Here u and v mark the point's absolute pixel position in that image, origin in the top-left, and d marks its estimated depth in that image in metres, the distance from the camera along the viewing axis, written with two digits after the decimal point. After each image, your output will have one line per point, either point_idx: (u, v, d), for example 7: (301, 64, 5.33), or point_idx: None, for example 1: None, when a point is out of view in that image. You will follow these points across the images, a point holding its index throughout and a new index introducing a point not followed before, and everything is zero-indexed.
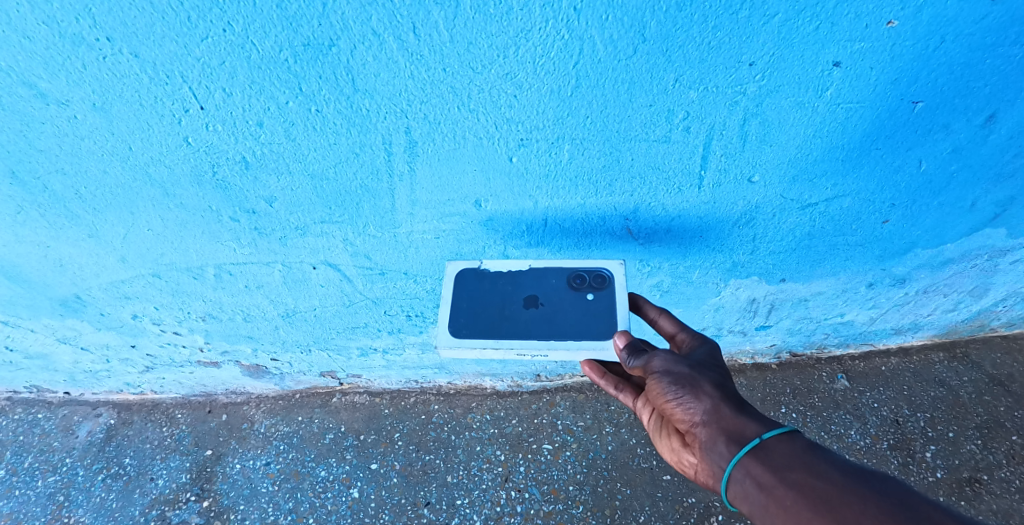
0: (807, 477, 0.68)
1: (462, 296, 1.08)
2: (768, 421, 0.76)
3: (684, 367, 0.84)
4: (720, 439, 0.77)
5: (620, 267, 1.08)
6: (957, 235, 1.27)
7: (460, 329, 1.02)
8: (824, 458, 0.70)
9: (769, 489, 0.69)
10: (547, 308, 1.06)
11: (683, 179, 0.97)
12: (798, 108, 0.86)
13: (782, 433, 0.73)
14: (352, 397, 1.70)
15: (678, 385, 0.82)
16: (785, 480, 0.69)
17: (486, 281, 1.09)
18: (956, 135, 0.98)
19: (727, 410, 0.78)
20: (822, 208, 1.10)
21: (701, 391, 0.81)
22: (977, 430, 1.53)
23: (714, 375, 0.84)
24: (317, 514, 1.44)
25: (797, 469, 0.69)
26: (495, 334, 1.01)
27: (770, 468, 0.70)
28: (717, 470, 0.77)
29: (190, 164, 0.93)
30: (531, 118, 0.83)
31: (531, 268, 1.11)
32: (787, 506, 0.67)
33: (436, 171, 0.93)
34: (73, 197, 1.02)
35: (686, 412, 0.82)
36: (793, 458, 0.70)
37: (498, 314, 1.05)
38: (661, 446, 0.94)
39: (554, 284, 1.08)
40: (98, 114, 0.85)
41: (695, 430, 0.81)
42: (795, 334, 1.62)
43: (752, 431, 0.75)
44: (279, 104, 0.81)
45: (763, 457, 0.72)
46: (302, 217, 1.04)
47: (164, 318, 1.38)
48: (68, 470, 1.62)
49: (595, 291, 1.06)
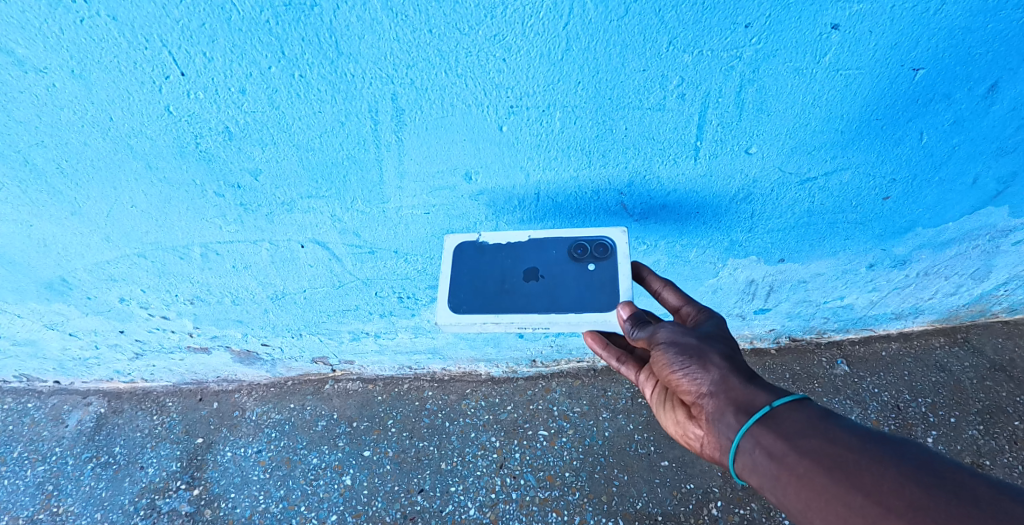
0: (821, 443, 0.65)
1: (462, 270, 1.08)
2: (778, 391, 0.74)
3: (691, 338, 0.82)
4: (728, 410, 0.75)
5: (623, 234, 1.04)
6: (958, 213, 1.25)
7: (460, 305, 1.04)
8: (837, 424, 0.67)
9: (781, 458, 0.67)
10: (548, 281, 1.06)
11: (678, 149, 0.95)
12: (796, 74, 0.83)
13: (792, 401, 0.70)
14: (344, 384, 1.68)
15: (684, 356, 0.80)
16: (798, 448, 0.66)
17: (486, 254, 1.08)
18: (958, 106, 0.95)
19: (736, 381, 0.76)
20: (820, 183, 1.08)
21: (708, 362, 0.78)
22: (979, 416, 1.51)
23: (721, 346, 0.81)
24: (308, 502, 1.42)
25: (810, 435, 0.67)
26: (495, 310, 1.03)
27: (781, 436, 0.68)
28: (725, 442, 0.75)
29: (172, 135, 0.91)
30: (521, 83, 0.80)
31: (531, 238, 1.09)
32: (800, 474, 0.65)
33: (425, 141, 0.91)
34: (54, 172, 1.00)
35: (693, 383, 0.80)
36: (805, 425, 0.68)
37: (497, 287, 1.06)
38: (665, 419, 0.92)
39: (555, 256, 1.07)
40: (77, 81, 0.82)
41: (701, 401, 0.79)
42: (794, 318, 1.60)
43: (762, 400, 0.73)
44: (261, 70, 0.79)
45: (774, 425, 0.69)
46: (288, 191, 1.02)
47: (151, 302, 1.36)
48: (57, 460, 1.59)
49: (597, 262, 1.04)
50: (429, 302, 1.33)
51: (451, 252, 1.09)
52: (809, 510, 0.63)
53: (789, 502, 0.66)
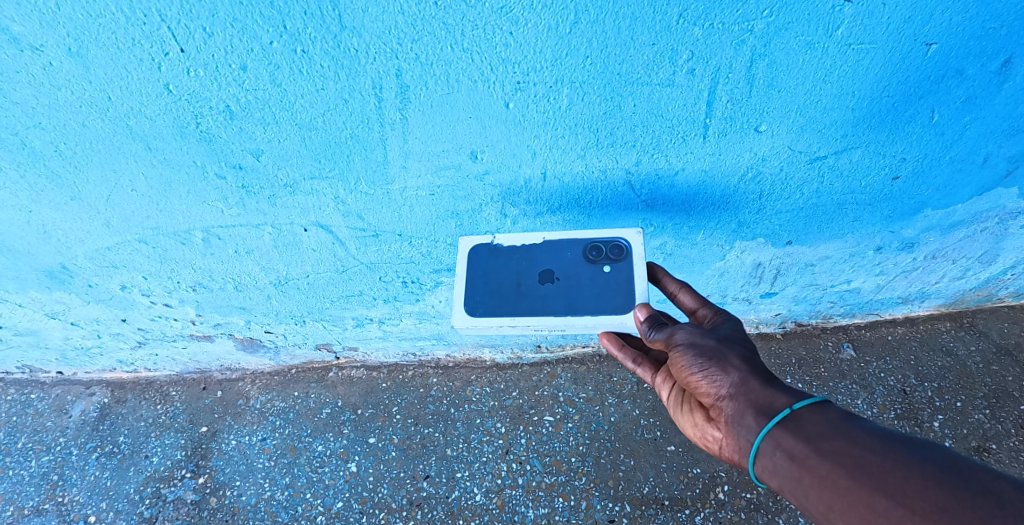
0: (844, 445, 0.65)
1: (476, 271, 1.09)
2: (799, 393, 0.73)
3: (710, 340, 0.81)
4: (747, 413, 0.74)
5: (637, 235, 1.04)
6: (968, 194, 1.23)
7: (477, 308, 1.03)
8: (859, 425, 0.66)
9: (803, 461, 0.66)
10: (564, 282, 1.05)
11: (687, 127, 0.93)
12: (808, 49, 0.81)
13: (813, 403, 0.70)
14: (348, 371, 1.68)
15: (704, 358, 0.79)
16: (819, 451, 0.66)
17: (501, 256, 1.10)
18: (971, 83, 0.93)
19: (756, 383, 0.75)
20: (830, 162, 1.06)
21: (728, 364, 0.77)
22: (985, 400, 1.50)
23: (741, 348, 0.80)
24: (314, 489, 1.42)
25: (832, 438, 0.66)
26: (512, 312, 1.03)
27: (803, 439, 0.67)
28: (744, 444, 0.74)
29: (172, 115, 0.89)
30: (528, 58, 0.78)
31: (546, 241, 1.10)
32: (822, 477, 0.64)
33: (429, 120, 0.89)
34: (52, 155, 0.98)
35: (712, 385, 0.78)
36: (827, 427, 0.67)
37: (513, 289, 1.06)
38: (683, 422, 0.91)
39: (570, 257, 1.07)
40: (75, 60, 0.80)
41: (721, 403, 0.78)
42: (800, 303, 1.59)
43: (783, 402, 0.72)
44: (262, 45, 0.77)
45: (795, 428, 0.69)
46: (291, 172, 1.00)
47: (153, 289, 1.35)
48: (62, 450, 1.59)
49: (613, 263, 1.05)
50: (434, 287, 1.32)
51: (466, 254, 1.11)
52: (832, 511, 0.63)
53: (811, 505, 0.65)
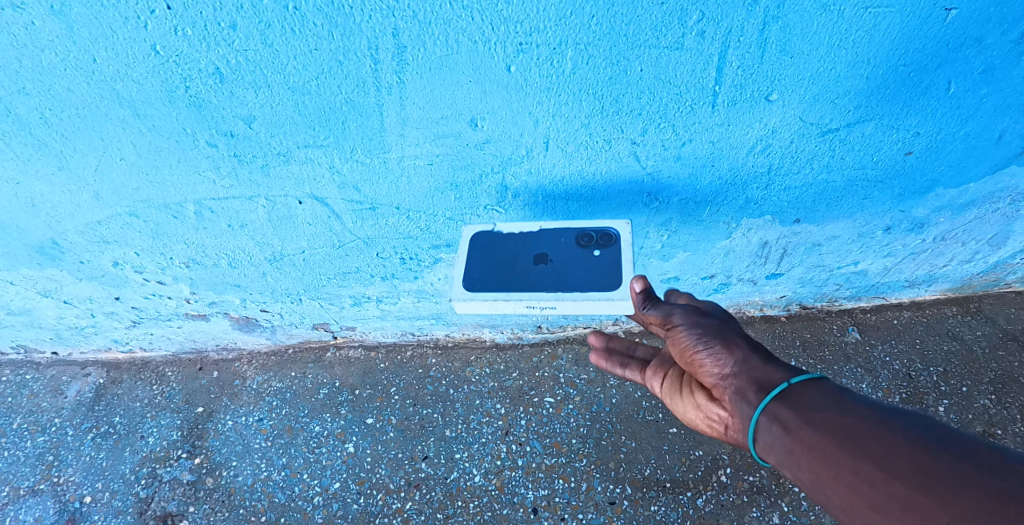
0: (839, 416, 0.63)
1: (478, 251, 1.11)
2: (796, 369, 0.71)
3: (710, 318, 0.80)
4: (747, 388, 0.72)
5: None
6: (982, 173, 1.19)
7: (471, 286, 1.05)
8: (854, 397, 0.65)
9: (794, 431, 0.64)
10: (557, 264, 1.05)
11: (696, 95, 0.90)
12: (823, 11, 0.78)
13: (810, 378, 0.68)
14: (346, 351, 1.66)
15: (703, 334, 0.77)
16: (812, 421, 0.63)
17: (498, 241, 1.11)
18: (989, 52, 0.89)
19: (756, 359, 0.74)
20: (842, 135, 1.03)
21: (729, 341, 0.76)
22: (991, 385, 1.46)
23: (740, 326, 0.79)
24: (311, 469, 1.40)
25: (827, 409, 0.64)
26: (504, 289, 1.03)
27: (798, 410, 0.65)
28: (742, 421, 0.72)
29: (160, 78, 0.86)
30: (531, 18, 0.75)
31: (543, 229, 1.12)
32: (813, 446, 0.62)
33: (427, 84, 0.85)
34: (39, 122, 0.95)
35: (713, 362, 0.77)
36: (822, 400, 0.65)
37: (508, 271, 1.07)
38: (680, 405, 0.89)
39: (564, 241, 1.08)
40: (58, 19, 0.77)
41: (720, 381, 0.76)
42: (806, 285, 1.56)
43: (781, 377, 0.70)
44: (252, 2, 0.73)
45: (790, 401, 0.67)
46: (284, 140, 0.97)
47: (146, 266, 1.33)
48: (57, 431, 1.56)
49: (604, 246, 1.04)
50: (433, 264, 1.30)
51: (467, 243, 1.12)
52: (821, 481, 0.60)
53: (801, 477, 0.63)
